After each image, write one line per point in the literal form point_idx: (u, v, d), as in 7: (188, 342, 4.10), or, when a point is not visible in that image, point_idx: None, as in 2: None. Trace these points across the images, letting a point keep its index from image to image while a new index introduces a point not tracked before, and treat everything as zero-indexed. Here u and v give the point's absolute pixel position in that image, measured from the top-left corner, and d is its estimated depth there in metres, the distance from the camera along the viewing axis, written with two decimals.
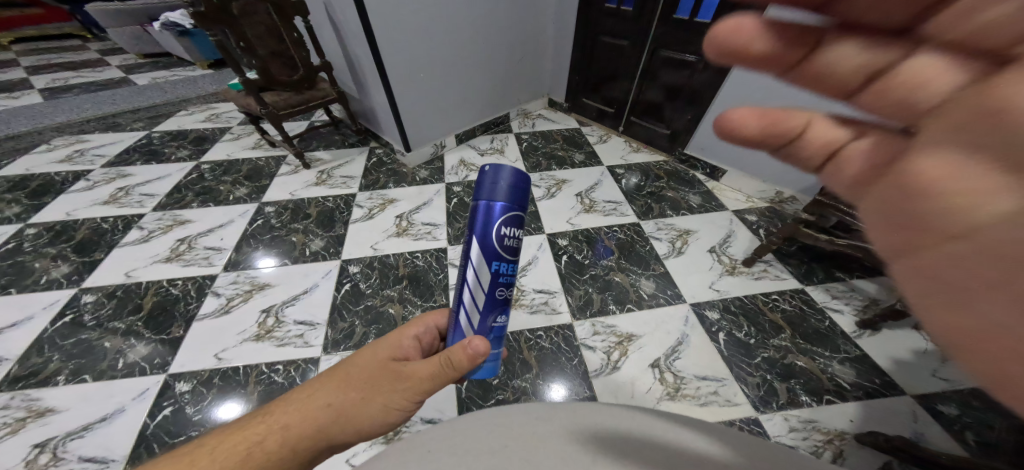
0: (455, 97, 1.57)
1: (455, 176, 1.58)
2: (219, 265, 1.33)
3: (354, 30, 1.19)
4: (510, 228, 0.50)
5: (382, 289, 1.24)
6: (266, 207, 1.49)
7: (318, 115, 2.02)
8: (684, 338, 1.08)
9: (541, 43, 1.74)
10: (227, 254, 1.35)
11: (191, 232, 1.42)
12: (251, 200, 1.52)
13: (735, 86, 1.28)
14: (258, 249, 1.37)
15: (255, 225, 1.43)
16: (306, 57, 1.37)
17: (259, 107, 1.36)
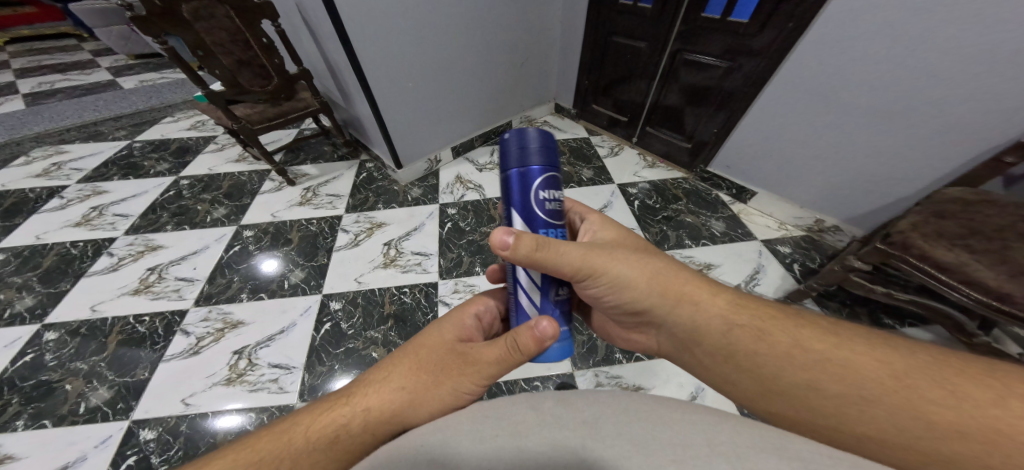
0: (450, 107, 1.42)
1: (449, 196, 1.42)
2: (190, 299, 1.22)
3: (330, 36, 1.04)
4: (549, 190, 0.48)
5: (364, 330, 1.11)
6: (246, 231, 1.39)
7: (308, 123, 1.89)
8: (699, 392, 0.92)
9: (545, 46, 1.56)
10: (200, 286, 1.25)
11: (162, 260, 1.32)
12: (230, 222, 1.42)
13: (772, 97, 1.10)
14: (234, 279, 1.26)
15: (232, 252, 1.33)
16: (279, 65, 1.23)
17: (231, 121, 1.23)
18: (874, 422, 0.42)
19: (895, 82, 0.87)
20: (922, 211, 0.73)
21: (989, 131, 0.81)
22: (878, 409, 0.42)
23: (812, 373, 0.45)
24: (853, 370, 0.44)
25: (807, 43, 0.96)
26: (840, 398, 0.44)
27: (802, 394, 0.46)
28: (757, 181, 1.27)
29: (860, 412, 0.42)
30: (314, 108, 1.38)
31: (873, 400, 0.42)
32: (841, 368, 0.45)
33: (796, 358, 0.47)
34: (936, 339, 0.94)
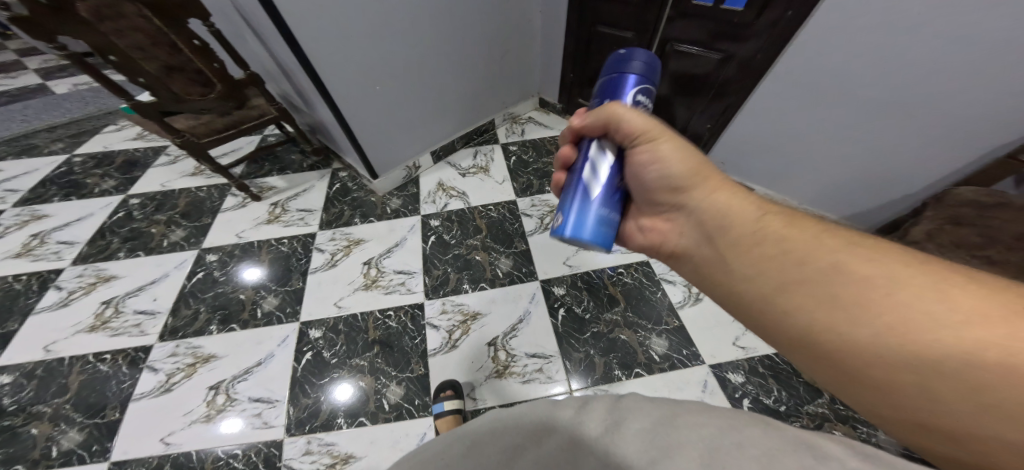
0: (426, 109, 1.31)
1: (431, 206, 1.34)
2: (153, 333, 1.12)
3: (278, 38, 0.91)
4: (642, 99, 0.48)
5: (349, 359, 1.03)
6: (209, 256, 1.28)
7: (270, 129, 1.74)
8: None
9: (524, 36, 1.44)
10: (163, 319, 1.14)
11: (117, 292, 1.21)
12: (192, 246, 1.31)
13: (768, 94, 1.05)
14: (202, 308, 1.16)
15: (196, 279, 1.22)
16: (219, 68, 1.11)
17: (172, 136, 1.11)
18: (893, 350, 0.32)
19: (902, 75, 0.82)
20: (939, 217, 0.71)
21: (1001, 126, 0.77)
22: (921, 346, 0.30)
23: (835, 298, 0.36)
24: (894, 299, 0.33)
25: (809, 33, 0.89)
26: (853, 323, 0.34)
27: (823, 315, 0.36)
28: (755, 176, 1.23)
29: (882, 346, 0.32)
30: (272, 115, 1.28)
31: (902, 326, 0.31)
32: (877, 291, 0.34)
33: (818, 280, 0.37)
34: None
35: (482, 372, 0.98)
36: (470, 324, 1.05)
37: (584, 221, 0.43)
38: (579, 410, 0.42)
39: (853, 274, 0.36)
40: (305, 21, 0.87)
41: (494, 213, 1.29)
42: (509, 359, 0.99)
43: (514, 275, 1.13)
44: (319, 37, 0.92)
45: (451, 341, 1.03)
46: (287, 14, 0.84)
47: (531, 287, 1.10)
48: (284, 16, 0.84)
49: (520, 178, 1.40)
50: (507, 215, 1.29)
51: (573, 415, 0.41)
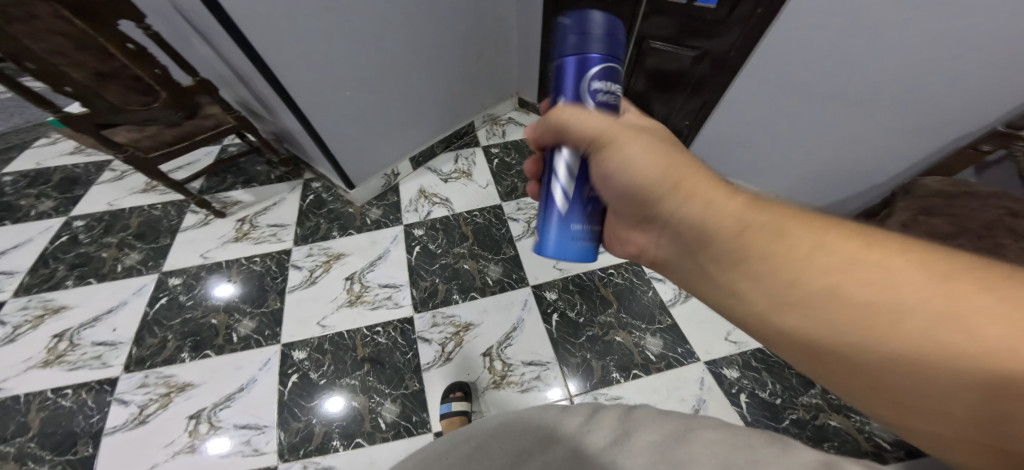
0: (400, 114, 1.24)
1: (414, 214, 1.29)
2: (117, 365, 1.03)
3: (232, 46, 0.82)
4: (604, 82, 0.42)
5: (339, 379, 0.98)
6: (171, 279, 1.18)
7: (231, 139, 1.62)
8: (701, 406, 0.88)
9: (499, 34, 1.39)
10: (126, 350, 1.05)
11: (70, 324, 1.10)
12: (151, 269, 1.20)
13: (743, 90, 1.07)
14: (171, 335, 1.08)
15: (159, 306, 1.13)
16: (163, 74, 1.02)
17: (113, 151, 1.02)
18: (885, 348, 0.28)
19: (871, 69, 0.84)
20: (911, 208, 0.74)
21: (965, 116, 0.81)
22: (909, 343, 0.28)
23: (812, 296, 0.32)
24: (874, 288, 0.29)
25: (782, 30, 0.90)
26: (836, 323, 0.31)
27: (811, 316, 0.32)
28: (734, 171, 1.26)
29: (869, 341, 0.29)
30: (229, 125, 1.19)
31: (910, 331, 0.28)
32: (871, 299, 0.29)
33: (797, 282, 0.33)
34: None
35: (479, 384, 0.95)
36: (463, 336, 1.02)
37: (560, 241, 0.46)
38: (589, 423, 0.42)
39: (838, 272, 0.31)
40: (261, 27, 0.80)
41: (479, 219, 1.26)
42: (505, 369, 0.97)
43: (505, 282, 1.11)
44: (275, 42, 0.84)
45: (445, 354, 1.00)
46: (240, 19, 0.76)
47: (522, 293, 1.08)
48: (236, 22, 0.76)
49: (504, 181, 1.37)
50: (493, 220, 1.26)
51: (582, 427, 0.42)
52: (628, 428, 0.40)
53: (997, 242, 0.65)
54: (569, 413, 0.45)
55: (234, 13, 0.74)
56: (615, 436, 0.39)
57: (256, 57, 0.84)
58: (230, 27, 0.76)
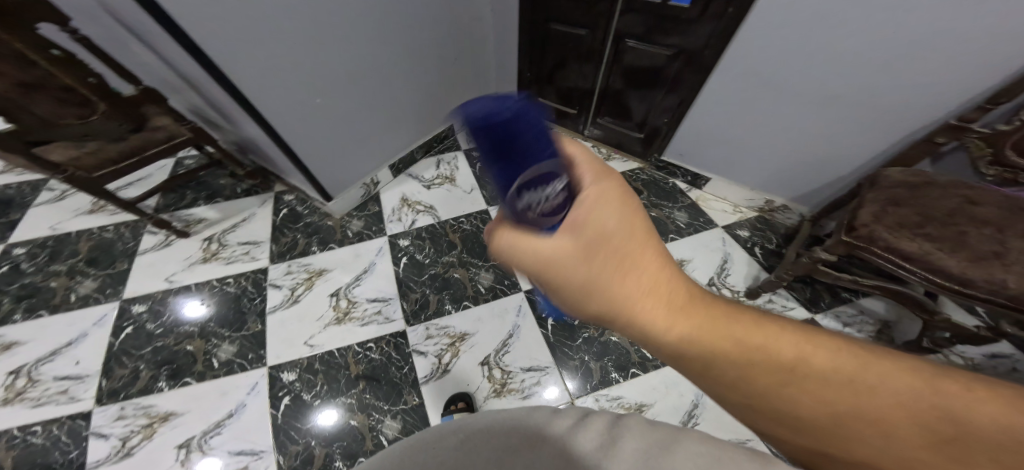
0: (376, 121, 1.19)
1: (398, 224, 1.25)
2: (88, 398, 0.95)
3: (186, 58, 0.75)
4: None
5: (333, 398, 0.94)
6: (135, 307, 1.09)
7: (188, 151, 1.49)
8: (699, 399, 0.91)
9: (475, 34, 1.35)
10: (95, 382, 0.97)
11: (26, 359, 1.01)
12: (110, 297, 1.10)
13: (718, 87, 1.10)
14: (143, 364, 1.00)
15: (124, 336, 1.04)
16: (103, 86, 0.91)
17: (53, 172, 0.94)
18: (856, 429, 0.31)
19: (839, 66, 0.88)
20: (880, 199, 0.77)
21: (923, 110, 0.86)
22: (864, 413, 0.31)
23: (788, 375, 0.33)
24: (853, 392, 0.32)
25: (754, 28, 0.93)
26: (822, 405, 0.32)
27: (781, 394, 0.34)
28: (712, 166, 1.30)
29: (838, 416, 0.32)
30: (185, 137, 1.10)
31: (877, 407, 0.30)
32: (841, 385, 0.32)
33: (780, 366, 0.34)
34: (887, 307, 1.04)
35: (479, 394, 0.94)
36: (459, 346, 1.00)
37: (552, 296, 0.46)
38: (574, 431, 0.34)
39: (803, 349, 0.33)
40: (219, 37, 0.73)
41: (467, 226, 1.24)
42: (505, 377, 0.96)
43: (497, 289, 1.10)
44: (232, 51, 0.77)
45: (442, 366, 0.98)
46: (194, 29, 0.69)
47: (516, 299, 1.08)
48: (190, 33, 0.69)
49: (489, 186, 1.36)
50: (481, 226, 1.24)
51: (567, 432, 0.34)
52: (619, 438, 0.32)
53: (959, 231, 0.70)
54: (555, 416, 0.37)
55: (185, 22, 0.67)
56: (605, 446, 0.32)
57: (214, 69, 0.76)
58: (182, 38, 0.69)
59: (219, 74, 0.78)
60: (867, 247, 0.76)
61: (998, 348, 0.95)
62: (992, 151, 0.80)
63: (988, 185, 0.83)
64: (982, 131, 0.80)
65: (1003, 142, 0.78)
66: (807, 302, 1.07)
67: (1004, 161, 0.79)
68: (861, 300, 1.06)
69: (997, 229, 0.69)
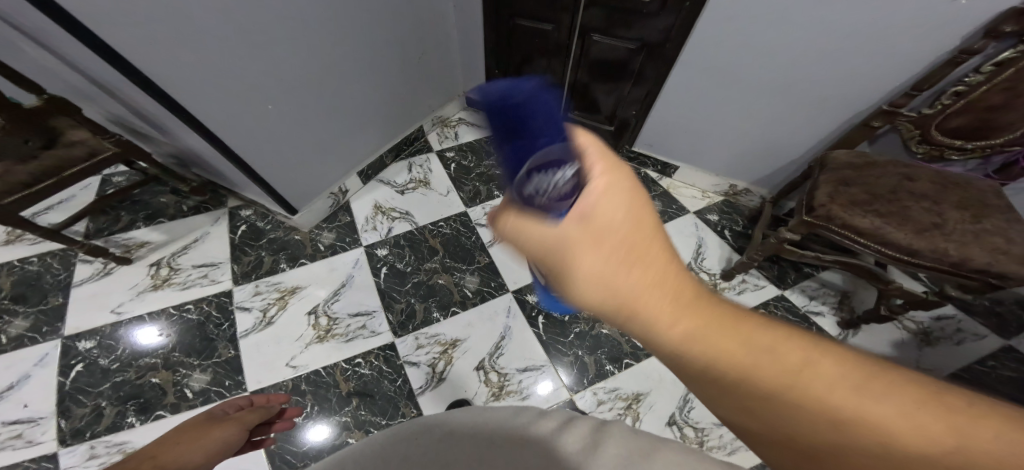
0: (338, 126, 1.11)
1: (373, 233, 1.20)
2: (48, 441, 0.86)
3: (106, 67, 0.65)
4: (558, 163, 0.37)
5: (326, 417, 0.89)
6: (81, 343, 0.97)
7: (116, 168, 1.31)
8: None
9: (438, 30, 1.30)
10: (51, 424, 0.88)
11: None
12: (50, 334, 0.98)
13: (681, 79, 1.13)
14: (105, 401, 0.90)
15: (75, 374, 0.93)
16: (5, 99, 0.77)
17: None
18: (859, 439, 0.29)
19: (790, 56, 0.94)
20: (832, 179, 0.84)
21: (862, 98, 0.94)
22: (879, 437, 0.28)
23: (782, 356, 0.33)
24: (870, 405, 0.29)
25: (712, 23, 0.96)
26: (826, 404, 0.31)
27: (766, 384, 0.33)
28: (680, 155, 1.35)
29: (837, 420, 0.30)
30: (111, 152, 0.96)
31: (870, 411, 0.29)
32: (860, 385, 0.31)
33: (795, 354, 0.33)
34: (844, 278, 1.14)
35: (478, 400, 0.93)
36: (451, 353, 0.98)
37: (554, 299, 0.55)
38: (555, 433, 0.33)
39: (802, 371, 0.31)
40: (143, 44, 0.63)
41: (447, 230, 1.21)
42: (501, 380, 0.95)
43: (485, 291, 1.08)
44: (166, 59, 0.68)
45: (437, 374, 0.95)
46: (112, 36, 0.59)
47: (505, 300, 1.07)
48: (108, 40, 0.59)
49: (466, 187, 1.33)
50: (461, 229, 1.22)
51: (548, 435, 0.33)
52: (601, 440, 0.32)
53: (903, 205, 0.78)
54: (535, 421, 0.36)
55: (101, 29, 0.58)
56: (586, 446, 0.31)
57: (144, 80, 0.67)
58: (101, 46, 0.59)
59: (150, 85, 0.68)
60: (827, 226, 0.82)
61: (944, 311, 1.09)
62: (919, 132, 0.89)
63: (919, 162, 0.92)
64: (910, 115, 0.88)
65: (928, 125, 0.86)
66: (776, 279, 1.16)
67: (930, 140, 0.89)
68: (822, 273, 1.17)
69: (934, 202, 0.78)
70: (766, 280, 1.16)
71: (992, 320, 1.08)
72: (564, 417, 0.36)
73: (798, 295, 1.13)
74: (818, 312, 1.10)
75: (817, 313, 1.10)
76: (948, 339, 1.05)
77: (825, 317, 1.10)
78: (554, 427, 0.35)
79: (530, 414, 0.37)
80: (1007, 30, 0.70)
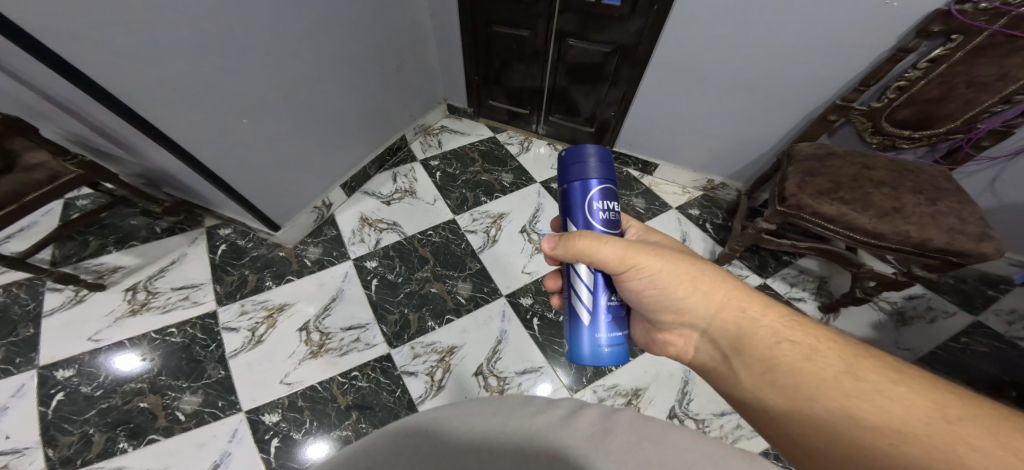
0: (317, 140, 1.09)
1: (361, 246, 1.19)
2: None
3: (64, 84, 0.62)
4: (605, 202, 0.47)
5: (326, 433, 0.87)
6: (59, 373, 0.92)
7: (81, 191, 1.25)
8: (688, 375, 0.99)
9: (416, 39, 1.30)
10: (34, 455, 0.83)
11: None
12: (25, 366, 0.92)
13: (654, 81, 1.17)
14: (93, 428, 0.86)
15: (56, 404, 0.88)
16: None
17: None
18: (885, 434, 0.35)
19: (754, 57, 0.98)
20: (802, 170, 0.89)
21: (822, 95, 0.99)
22: (893, 429, 0.35)
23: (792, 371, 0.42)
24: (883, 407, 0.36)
25: (678, 26, 1.00)
26: (834, 392, 0.39)
27: (799, 396, 0.40)
28: (658, 154, 1.39)
29: (864, 421, 0.36)
30: (74, 174, 0.90)
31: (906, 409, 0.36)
32: (881, 404, 0.36)
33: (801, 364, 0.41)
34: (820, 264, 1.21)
35: None
36: (449, 360, 0.98)
37: (583, 349, 0.48)
38: (562, 424, 0.29)
39: (838, 379, 0.39)
40: (100, 59, 0.61)
41: (435, 238, 1.21)
42: (500, 384, 0.96)
43: (478, 296, 1.09)
44: (134, 76, 0.66)
45: (436, 383, 0.95)
46: (63, 48, 0.57)
47: (499, 305, 1.08)
48: (57, 50, 0.57)
49: (452, 195, 1.33)
50: (450, 237, 1.22)
51: (552, 428, 0.29)
52: (611, 430, 0.28)
53: (864, 191, 0.83)
54: (537, 407, 0.31)
55: (47, 39, 0.55)
56: (597, 440, 0.27)
57: (102, 94, 0.64)
58: (50, 58, 0.57)
59: (108, 99, 0.66)
60: (799, 215, 0.87)
61: (914, 290, 1.17)
62: (871, 124, 0.94)
63: (874, 151, 0.98)
64: (861, 109, 0.93)
65: (878, 117, 0.92)
66: (757, 269, 1.21)
67: (882, 131, 0.94)
68: (799, 261, 1.23)
69: (892, 188, 0.83)
70: (749, 270, 1.21)
71: (955, 296, 1.16)
72: (572, 403, 0.31)
73: (780, 283, 1.18)
74: (800, 298, 1.16)
75: (799, 298, 1.15)
76: (920, 317, 1.12)
77: (807, 302, 1.15)
78: (560, 415, 0.30)
79: (531, 398, 0.32)
80: (935, 30, 0.76)
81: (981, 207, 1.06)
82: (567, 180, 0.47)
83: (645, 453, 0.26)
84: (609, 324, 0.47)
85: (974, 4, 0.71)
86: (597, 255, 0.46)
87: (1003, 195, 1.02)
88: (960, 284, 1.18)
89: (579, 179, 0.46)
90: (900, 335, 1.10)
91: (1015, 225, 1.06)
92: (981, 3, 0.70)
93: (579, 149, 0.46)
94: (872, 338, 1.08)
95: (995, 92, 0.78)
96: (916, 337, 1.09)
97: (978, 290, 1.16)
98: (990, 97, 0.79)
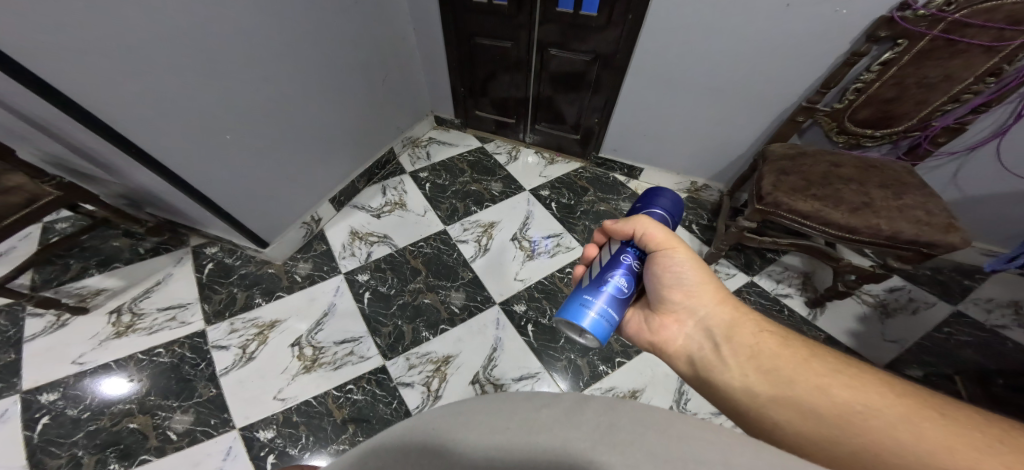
0: (302, 155, 1.10)
1: (352, 259, 1.19)
2: None
3: (41, 102, 0.62)
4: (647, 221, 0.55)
5: (324, 448, 0.86)
6: (41, 398, 0.89)
7: (59, 214, 1.22)
8: None
9: (400, 52, 1.32)
10: None
11: None
12: (4, 393, 0.89)
13: (633, 88, 1.20)
14: (81, 450, 0.83)
15: (42, 427, 0.85)
16: None
17: None
18: (866, 441, 0.38)
19: (726, 63, 1.02)
20: (777, 169, 0.93)
21: (790, 99, 1.04)
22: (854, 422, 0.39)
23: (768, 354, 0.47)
24: (849, 394, 0.41)
25: (650, 35, 1.05)
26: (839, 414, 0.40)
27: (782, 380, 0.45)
28: (643, 159, 1.42)
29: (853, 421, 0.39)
30: (53, 196, 0.88)
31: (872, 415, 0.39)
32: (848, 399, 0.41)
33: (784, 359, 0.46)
34: (803, 261, 1.25)
35: None
36: (445, 369, 0.98)
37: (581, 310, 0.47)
38: (566, 417, 0.29)
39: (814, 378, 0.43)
40: (78, 77, 0.61)
41: (427, 249, 1.22)
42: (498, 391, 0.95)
43: (473, 305, 1.10)
44: (112, 95, 0.66)
45: (433, 392, 0.94)
46: (41, 65, 0.57)
47: (493, 313, 1.08)
48: (31, 68, 0.57)
49: (443, 205, 1.35)
50: (442, 247, 1.23)
51: (557, 423, 0.28)
52: (616, 423, 0.28)
53: (835, 188, 0.87)
54: (543, 401, 0.31)
55: (25, 58, 0.55)
56: (601, 432, 0.27)
57: (82, 113, 0.64)
58: (23, 76, 0.56)
59: (86, 117, 0.65)
60: (777, 212, 0.90)
61: (893, 283, 1.22)
62: (836, 124, 0.98)
63: (841, 150, 1.02)
64: (826, 110, 0.98)
65: (842, 117, 0.96)
66: (744, 268, 1.25)
67: (846, 130, 0.98)
68: (783, 258, 1.27)
69: (860, 184, 0.88)
70: (736, 269, 1.24)
71: (934, 287, 1.20)
72: (576, 396, 0.31)
73: (767, 281, 1.21)
74: (786, 294, 1.19)
75: (786, 295, 1.18)
76: (902, 309, 1.16)
77: (793, 298, 1.18)
78: (565, 410, 0.30)
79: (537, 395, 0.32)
80: (882, 35, 0.81)
81: (947, 200, 1.11)
82: (642, 200, 0.58)
83: (650, 442, 0.26)
84: (610, 297, 0.48)
85: (914, 11, 0.76)
86: (649, 231, 0.52)
87: (965, 188, 1.08)
88: (937, 275, 1.23)
89: (646, 203, 0.57)
90: (886, 328, 1.13)
91: (980, 217, 1.11)
92: (919, 10, 0.75)
93: (660, 188, 0.58)
94: (860, 332, 1.11)
95: (944, 92, 0.84)
96: (903, 330, 1.12)
97: (955, 281, 1.21)
98: (940, 97, 0.84)
